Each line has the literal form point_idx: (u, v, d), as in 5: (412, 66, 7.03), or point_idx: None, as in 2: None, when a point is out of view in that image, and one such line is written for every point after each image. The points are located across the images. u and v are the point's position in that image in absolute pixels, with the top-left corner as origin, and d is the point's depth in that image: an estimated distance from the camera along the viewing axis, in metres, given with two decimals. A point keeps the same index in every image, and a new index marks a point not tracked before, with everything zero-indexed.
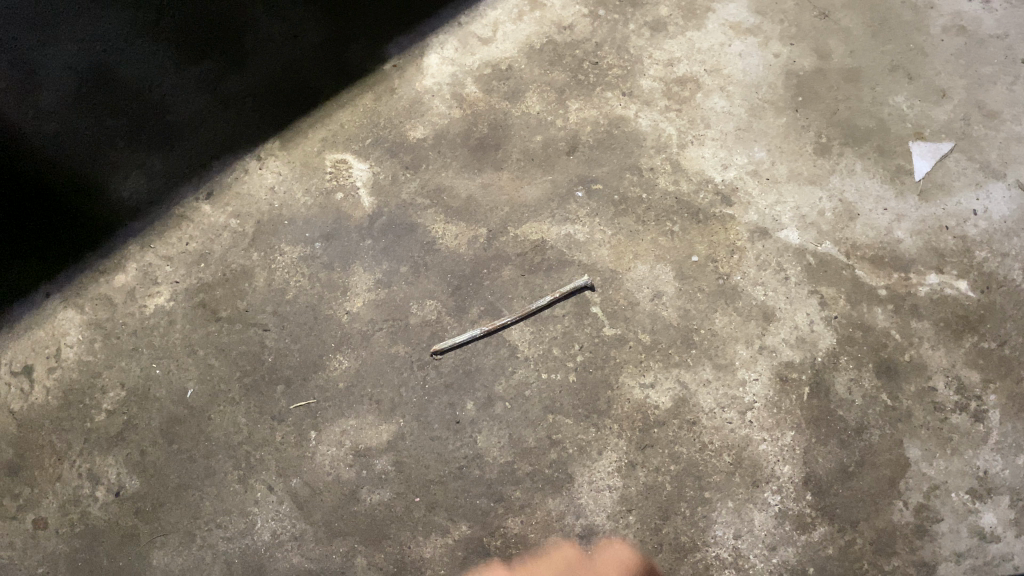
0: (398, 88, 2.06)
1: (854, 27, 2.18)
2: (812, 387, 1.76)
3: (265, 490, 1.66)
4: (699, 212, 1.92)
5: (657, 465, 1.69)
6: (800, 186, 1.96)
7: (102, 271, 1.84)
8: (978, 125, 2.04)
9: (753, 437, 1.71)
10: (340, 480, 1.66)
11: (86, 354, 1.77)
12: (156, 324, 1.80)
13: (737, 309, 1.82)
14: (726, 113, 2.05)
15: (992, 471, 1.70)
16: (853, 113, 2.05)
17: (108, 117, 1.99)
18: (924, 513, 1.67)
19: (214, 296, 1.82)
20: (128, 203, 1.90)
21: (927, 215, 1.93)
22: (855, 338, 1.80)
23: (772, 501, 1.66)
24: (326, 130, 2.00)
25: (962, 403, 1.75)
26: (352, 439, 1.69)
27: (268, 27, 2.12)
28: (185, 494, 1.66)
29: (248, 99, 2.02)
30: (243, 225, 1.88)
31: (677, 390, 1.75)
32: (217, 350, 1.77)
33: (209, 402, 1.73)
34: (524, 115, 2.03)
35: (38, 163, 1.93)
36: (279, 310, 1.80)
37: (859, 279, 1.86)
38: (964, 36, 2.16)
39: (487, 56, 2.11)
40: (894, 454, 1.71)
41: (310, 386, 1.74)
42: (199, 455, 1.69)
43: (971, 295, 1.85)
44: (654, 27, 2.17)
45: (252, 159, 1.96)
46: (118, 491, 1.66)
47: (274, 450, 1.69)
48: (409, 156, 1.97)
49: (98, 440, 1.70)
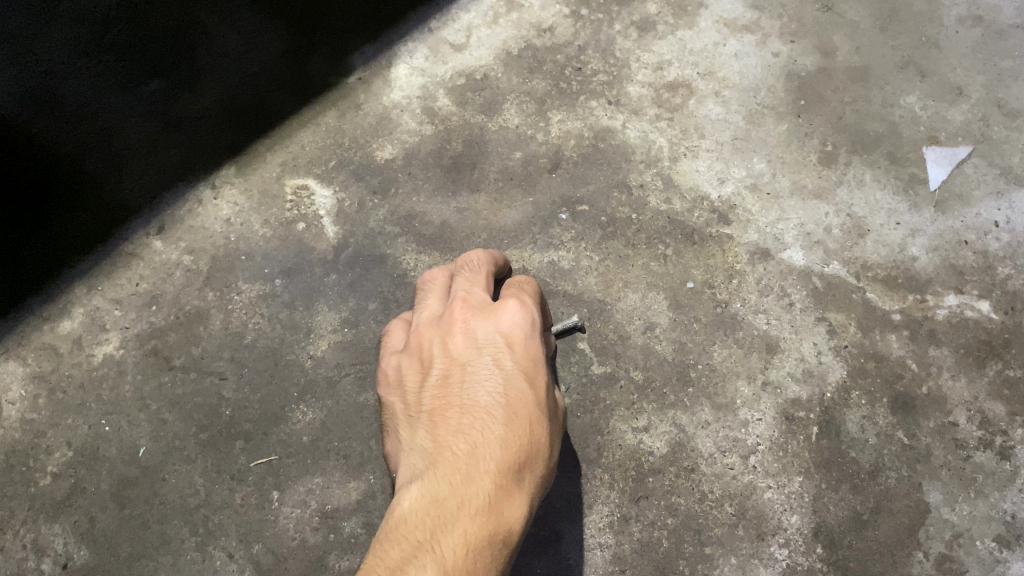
0: (364, 103, 1.89)
1: (860, 19, 2.00)
2: (821, 427, 1.61)
3: (225, 558, 1.52)
4: (694, 233, 1.76)
5: (651, 519, 1.54)
6: (804, 200, 1.79)
7: (45, 318, 1.69)
8: (998, 126, 1.87)
9: (756, 485, 1.56)
10: (308, 545, 1.53)
11: (30, 412, 1.62)
12: (104, 375, 1.65)
13: (737, 341, 1.67)
14: (722, 121, 1.88)
15: (1021, 515, 1.55)
16: (861, 117, 1.88)
17: (54, 146, 1.80)
18: (947, 565, 1.52)
19: (166, 343, 1.67)
20: (73, 241, 1.74)
21: (944, 229, 1.77)
22: (867, 369, 1.65)
23: (779, 556, 1.52)
24: (286, 153, 1.84)
25: (986, 439, 1.60)
26: (318, 499, 1.56)
27: (223, 39, 1.91)
28: (138, 564, 1.52)
29: (202, 122, 1.86)
30: (197, 262, 1.74)
31: (673, 434, 1.60)
32: (171, 404, 1.63)
33: (163, 462, 1.59)
34: (501, 130, 1.87)
35: None
36: (237, 356, 1.66)
37: (871, 303, 1.70)
38: (981, 27, 1.99)
39: (460, 65, 1.94)
40: (912, 499, 1.56)
41: (272, 441, 1.60)
42: (153, 521, 1.55)
43: (995, 317, 1.69)
44: (642, 26, 2.00)
45: (206, 188, 1.80)
46: (65, 564, 1.52)
47: (234, 513, 1.55)
48: (376, 179, 1.81)
49: (43, 507, 1.56)
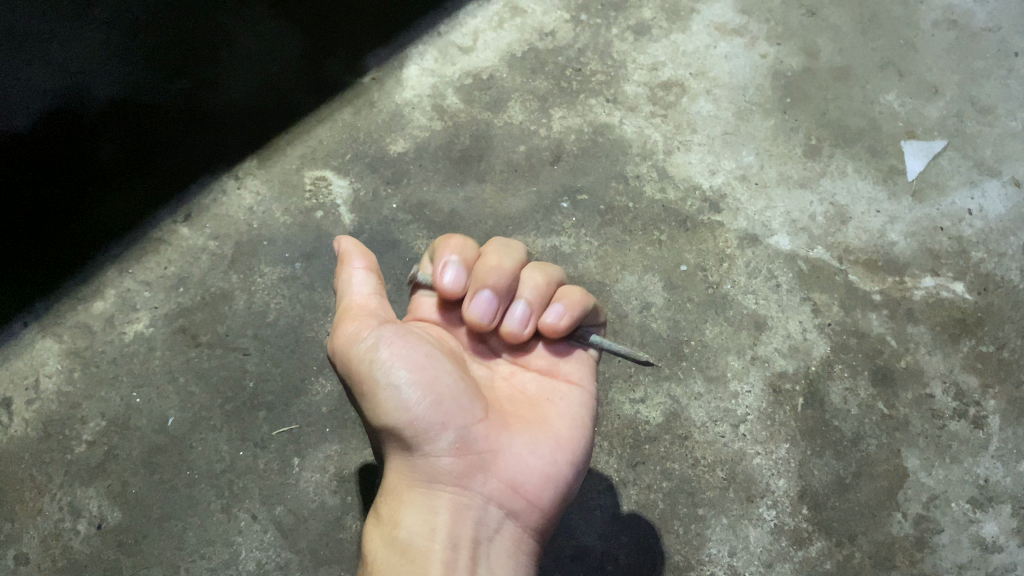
0: (377, 101, 2.02)
1: (842, 24, 2.14)
2: (806, 398, 1.71)
3: (249, 519, 1.62)
4: (687, 220, 1.88)
5: (648, 482, 1.64)
6: (790, 190, 1.92)
7: (79, 298, 1.80)
8: (971, 122, 2.00)
9: (746, 451, 1.67)
10: (326, 507, 1.64)
11: (65, 385, 1.73)
12: (135, 352, 1.76)
13: (727, 319, 1.78)
14: (714, 117, 2.01)
15: (993, 479, 1.65)
16: (843, 113, 2.01)
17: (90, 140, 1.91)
18: (924, 524, 1.62)
19: (193, 321, 1.79)
20: (105, 227, 1.85)
21: (921, 216, 1.89)
22: (849, 345, 1.76)
23: (767, 516, 1.62)
24: (305, 146, 1.96)
25: (961, 409, 1.71)
26: (336, 464, 1.67)
27: (244, 41, 2.05)
28: (167, 524, 1.62)
29: (225, 117, 1.98)
30: (222, 247, 1.86)
31: (668, 404, 1.70)
32: (198, 377, 1.74)
33: (190, 431, 1.69)
34: (506, 126, 1.99)
35: (25, 187, 1.85)
36: (260, 333, 1.77)
37: (853, 285, 1.82)
38: (956, 31, 2.12)
39: (467, 65, 2.07)
40: (891, 464, 1.66)
41: (292, 412, 1.71)
42: (181, 485, 1.65)
43: (969, 297, 1.81)
44: (638, 30, 2.13)
45: (229, 179, 1.92)
46: (99, 524, 1.62)
47: (257, 478, 1.65)
48: (389, 171, 1.94)
49: (79, 472, 1.66)
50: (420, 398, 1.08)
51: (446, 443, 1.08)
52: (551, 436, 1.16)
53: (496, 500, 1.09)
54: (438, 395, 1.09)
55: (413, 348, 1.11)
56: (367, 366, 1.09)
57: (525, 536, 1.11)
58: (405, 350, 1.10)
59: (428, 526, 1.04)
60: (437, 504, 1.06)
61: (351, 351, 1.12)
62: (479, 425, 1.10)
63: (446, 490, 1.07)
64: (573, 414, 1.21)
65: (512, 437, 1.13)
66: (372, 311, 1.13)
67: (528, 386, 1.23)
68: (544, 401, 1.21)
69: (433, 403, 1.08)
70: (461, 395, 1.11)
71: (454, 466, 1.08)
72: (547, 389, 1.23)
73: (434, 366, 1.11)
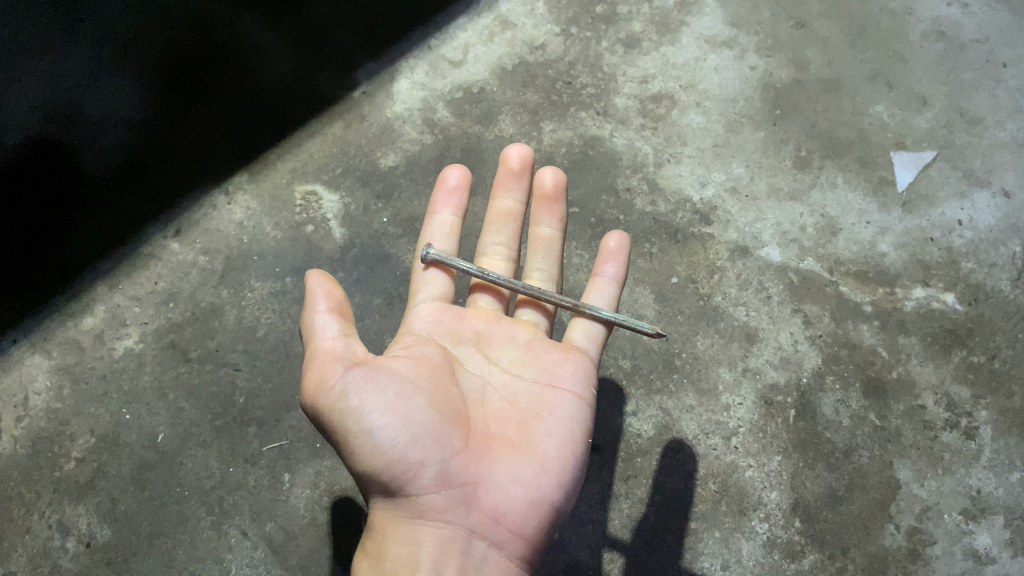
0: (368, 115, 2.02)
1: (832, 35, 2.14)
2: (798, 410, 1.71)
3: (239, 535, 1.61)
4: (678, 232, 1.88)
5: (640, 496, 1.64)
6: (780, 202, 1.92)
7: (69, 314, 1.80)
8: (960, 132, 2.01)
9: (738, 464, 1.66)
10: (317, 523, 1.63)
11: (54, 402, 1.72)
12: (125, 368, 1.76)
13: (718, 331, 1.78)
14: (704, 129, 2.01)
15: (985, 490, 1.65)
16: (833, 125, 2.02)
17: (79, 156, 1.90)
18: (917, 536, 1.61)
19: (183, 337, 1.78)
20: (96, 244, 1.85)
21: (911, 227, 1.89)
22: (840, 356, 1.76)
23: (760, 529, 1.61)
24: (296, 161, 1.96)
25: (953, 420, 1.70)
26: (327, 480, 1.66)
27: (237, 56, 2.04)
28: (157, 542, 1.61)
29: (216, 132, 1.98)
30: (212, 262, 1.85)
31: (659, 417, 1.70)
32: (188, 393, 1.73)
33: (181, 447, 1.69)
34: (497, 139, 2.00)
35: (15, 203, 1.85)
36: (250, 349, 1.77)
37: (844, 296, 1.82)
38: (944, 42, 2.13)
39: (458, 79, 2.07)
40: (884, 476, 1.66)
41: (283, 427, 1.70)
42: (171, 502, 1.64)
43: (959, 308, 1.81)
44: (628, 43, 2.14)
45: (219, 195, 1.92)
46: (88, 542, 1.61)
47: (248, 494, 1.64)
48: (380, 185, 1.93)
49: (68, 489, 1.65)
50: (395, 440, 1.06)
51: (428, 481, 1.08)
52: (538, 459, 1.15)
53: (479, 530, 1.11)
54: (414, 433, 1.07)
55: (385, 387, 1.08)
56: (340, 415, 1.08)
57: (511, 562, 1.13)
58: (375, 396, 1.08)
59: (412, 558, 1.09)
60: (421, 537, 1.10)
61: (322, 399, 1.11)
62: (459, 455, 1.10)
63: (431, 524, 1.10)
64: (562, 430, 1.20)
65: (495, 463, 1.13)
66: (340, 357, 1.13)
67: (518, 400, 1.23)
68: (531, 417, 1.20)
69: (409, 442, 1.07)
70: (438, 428, 1.09)
71: (438, 501, 1.09)
72: (536, 404, 1.22)
73: (408, 403, 1.08)
